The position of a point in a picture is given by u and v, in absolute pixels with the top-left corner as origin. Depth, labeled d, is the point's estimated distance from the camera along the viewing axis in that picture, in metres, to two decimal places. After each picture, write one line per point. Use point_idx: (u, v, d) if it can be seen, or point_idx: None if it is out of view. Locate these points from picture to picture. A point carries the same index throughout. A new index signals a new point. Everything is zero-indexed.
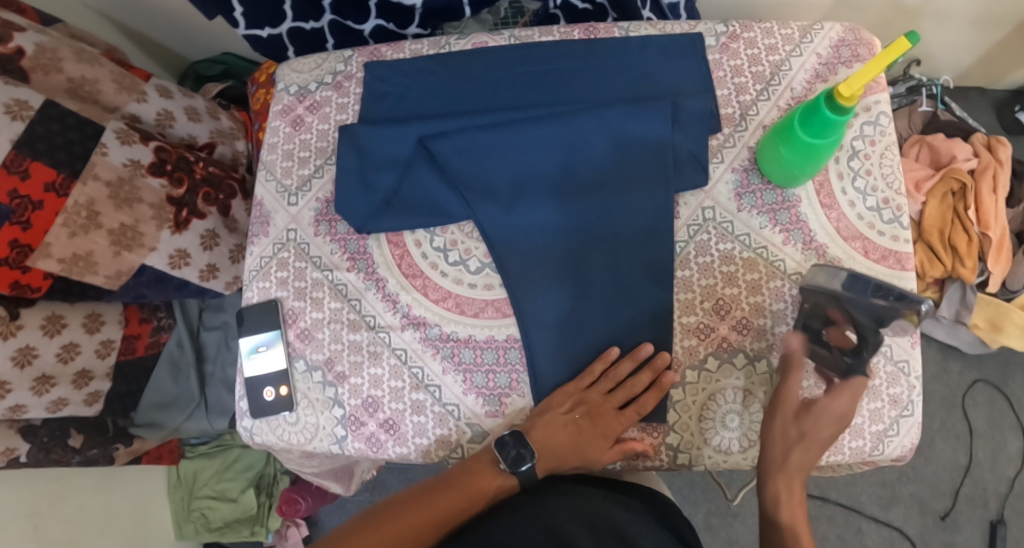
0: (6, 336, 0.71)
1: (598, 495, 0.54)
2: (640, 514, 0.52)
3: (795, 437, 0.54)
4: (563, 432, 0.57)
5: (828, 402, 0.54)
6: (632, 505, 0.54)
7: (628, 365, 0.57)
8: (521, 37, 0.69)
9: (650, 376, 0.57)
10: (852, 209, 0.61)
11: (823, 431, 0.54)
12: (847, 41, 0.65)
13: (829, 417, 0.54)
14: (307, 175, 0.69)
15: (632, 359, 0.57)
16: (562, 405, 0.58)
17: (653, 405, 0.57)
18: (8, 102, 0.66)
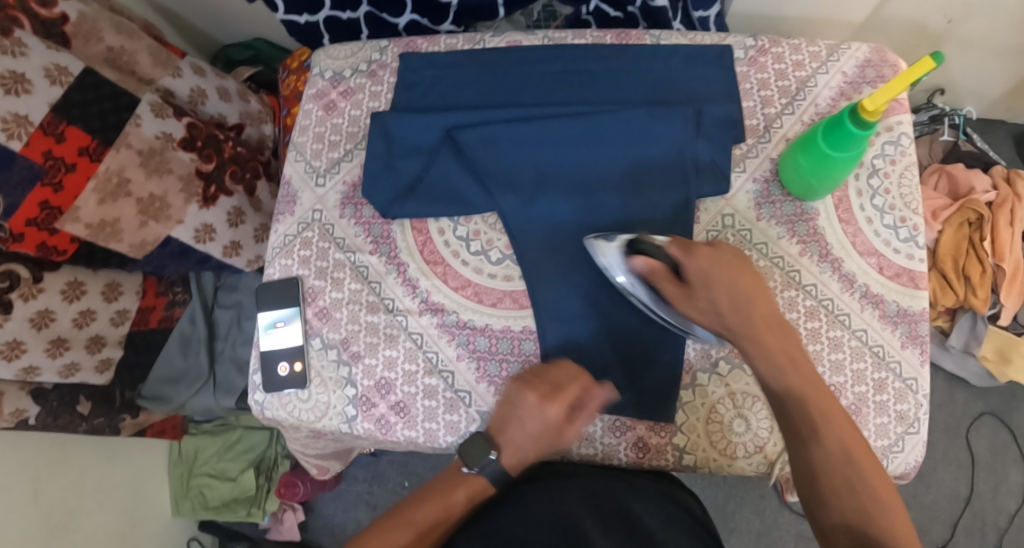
0: (27, 298, 0.73)
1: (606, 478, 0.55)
2: (655, 501, 0.53)
3: (711, 307, 0.52)
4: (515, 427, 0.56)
5: (728, 277, 0.52)
6: (648, 488, 0.55)
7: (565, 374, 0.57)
8: (553, 37, 0.71)
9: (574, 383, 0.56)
10: (870, 225, 0.61)
11: (763, 310, 0.52)
12: (873, 62, 0.66)
13: (732, 288, 0.52)
14: (336, 159, 0.70)
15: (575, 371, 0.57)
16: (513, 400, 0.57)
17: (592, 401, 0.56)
18: (48, 66, 0.67)
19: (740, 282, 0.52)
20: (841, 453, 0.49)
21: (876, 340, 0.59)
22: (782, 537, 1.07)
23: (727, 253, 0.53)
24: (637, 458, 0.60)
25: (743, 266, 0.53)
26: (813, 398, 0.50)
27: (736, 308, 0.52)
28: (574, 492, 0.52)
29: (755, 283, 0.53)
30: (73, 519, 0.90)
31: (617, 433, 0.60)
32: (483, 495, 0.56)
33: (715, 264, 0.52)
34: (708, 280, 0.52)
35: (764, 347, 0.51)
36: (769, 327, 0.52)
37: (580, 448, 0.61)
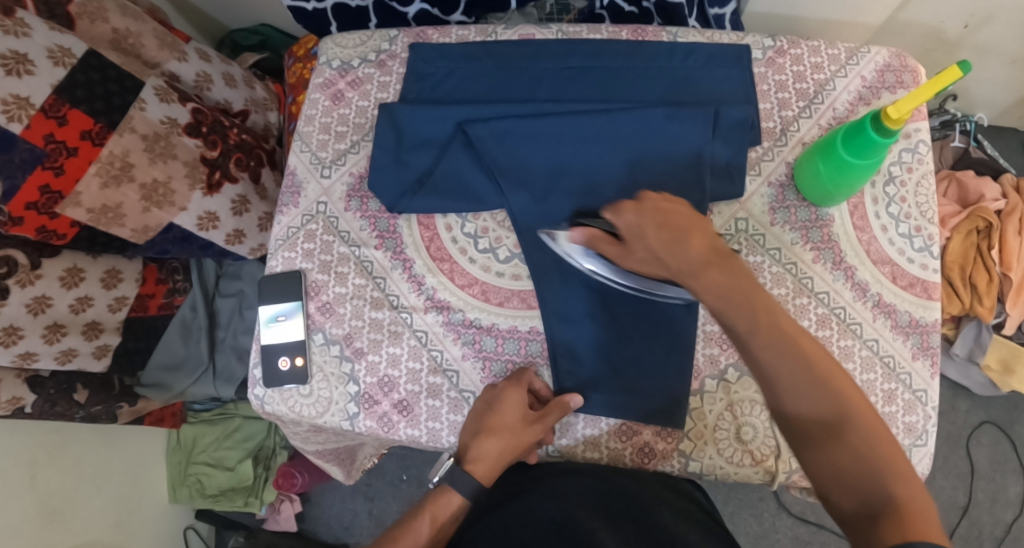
0: (24, 284, 0.72)
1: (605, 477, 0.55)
2: (648, 484, 0.55)
3: (649, 256, 0.47)
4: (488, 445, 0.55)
5: (656, 222, 0.46)
6: (641, 474, 0.57)
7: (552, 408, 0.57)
8: (568, 32, 0.69)
9: (552, 409, 0.56)
10: (884, 233, 0.60)
11: (700, 242, 0.45)
12: (892, 67, 0.64)
13: (661, 231, 0.46)
14: (343, 150, 0.69)
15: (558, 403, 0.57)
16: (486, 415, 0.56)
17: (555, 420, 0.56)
18: (51, 47, 0.65)
19: (671, 221, 0.46)
20: (811, 382, 0.40)
21: (886, 351, 0.58)
22: (779, 540, 1.07)
23: (656, 198, 0.48)
24: (641, 463, 0.59)
25: (671, 206, 0.47)
26: (770, 325, 0.41)
27: (669, 247, 0.45)
28: (568, 480, 0.54)
29: (687, 217, 0.47)
30: (70, 506, 0.90)
31: (623, 438, 0.59)
32: (448, 512, 0.53)
33: (642, 214, 0.47)
34: (640, 232, 0.47)
35: (709, 280, 0.43)
36: (708, 258, 0.44)
37: (585, 452, 0.60)
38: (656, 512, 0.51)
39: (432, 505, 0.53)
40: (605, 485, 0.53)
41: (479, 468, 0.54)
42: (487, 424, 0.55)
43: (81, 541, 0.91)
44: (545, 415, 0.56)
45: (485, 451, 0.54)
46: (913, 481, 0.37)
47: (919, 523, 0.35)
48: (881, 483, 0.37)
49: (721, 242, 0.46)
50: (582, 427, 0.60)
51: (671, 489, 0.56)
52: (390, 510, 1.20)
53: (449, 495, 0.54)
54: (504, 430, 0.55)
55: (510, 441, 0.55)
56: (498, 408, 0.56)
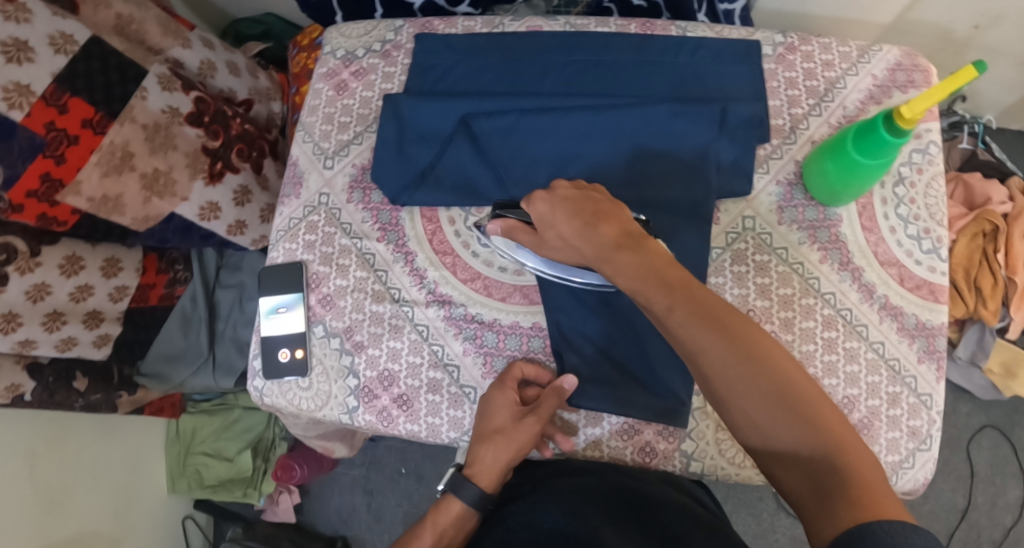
0: (23, 271, 0.71)
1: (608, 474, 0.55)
2: (651, 482, 0.54)
3: (563, 243, 0.49)
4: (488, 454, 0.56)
5: (569, 209, 0.48)
6: (645, 474, 0.56)
7: (550, 398, 0.56)
8: (575, 25, 0.68)
9: (546, 399, 0.56)
10: (893, 235, 0.60)
11: (611, 228, 0.46)
12: (903, 66, 0.63)
13: (575, 218, 0.47)
14: (346, 141, 0.68)
15: (556, 391, 0.56)
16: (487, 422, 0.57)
17: (552, 408, 0.56)
18: (52, 34, 0.64)
19: (585, 209, 0.48)
20: (736, 357, 0.40)
21: (892, 354, 0.57)
22: (778, 540, 1.07)
23: (566, 188, 0.50)
24: (644, 462, 0.58)
25: (585, 195, 0.49)
26: (687, 302, 0.41)
27: (582, 235, 0.47)
28: (570, 482, 0.54)
29: (599, 202, 0.48)
30: (68, 496, 0.89)
31: (624, 437, 0.59)
32: (447, 518, 0.57)
33: (553, 204, 0.49)
34: (552, 221, 0.49)
35: (623, 264, 0.44)
36: (618, 243, 0.46)
37: (587, 451, 0.60)
38: (659, 505, 0.50)
39: (435, 513, 0.57)
40: (607, 484, 0.53)
41: (480, 475, 0.57)
42: (482, 432, 0.56)
43: (79, 531, 0.90)
44: (537, 407, 0.56)
45: (482, 457, 0.56)
46: (846, 439, 0.38)
47: (865, 484, 0.36)
48: (816, 450, 0.38)
49: (632, 223, 0.48)
50: (584, 425, 0.59)
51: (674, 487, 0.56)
52: (388, 503, 1.20)
53: (450, 502, 0.57)
54: (496, 435, 0.56)
55: (504, 444, 0.56)
56: (488, 413, 0.56)
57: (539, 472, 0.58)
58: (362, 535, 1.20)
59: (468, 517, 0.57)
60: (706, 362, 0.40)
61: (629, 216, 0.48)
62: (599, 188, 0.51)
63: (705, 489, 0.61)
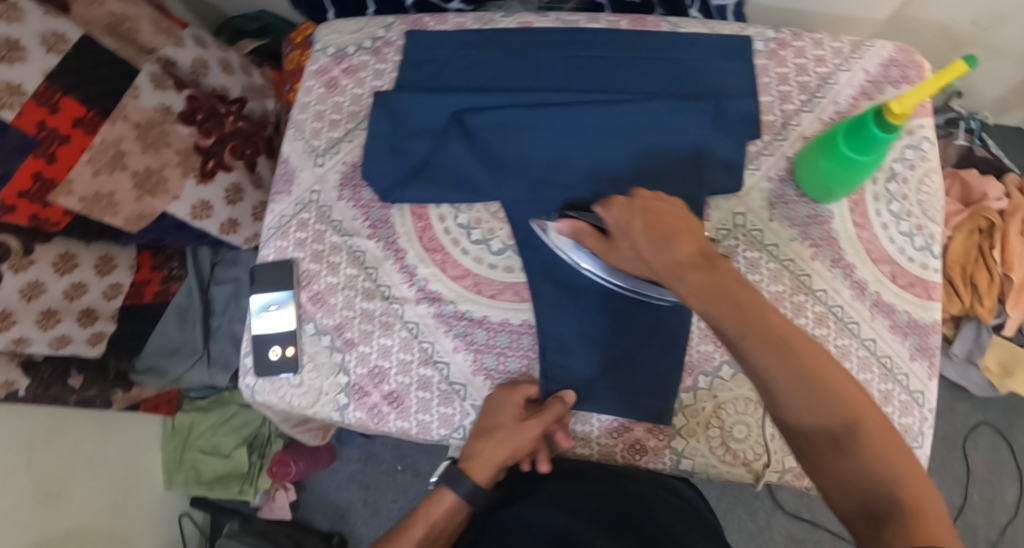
0: (17, 270, 0.71)
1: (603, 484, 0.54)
2: (643, 482, 0.55)
3: (632, 254, 0.49)
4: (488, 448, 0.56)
5: (646, 220, 0.47)
6: (636, 473, 0.56)
7: (556, 405, 0.56)
8: (567, 21, 0.68)
9: (552, 405, 0.56)
10: (885, 232, 0.59)
11: (686, 245, 0.45)
12: (897, 62, 0.63)
13: (651, 229, 0.47)
14: (337, 138, 0.68)
15: (560, 399, 0.56)
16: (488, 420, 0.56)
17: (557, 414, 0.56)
18: (44, 33, 0.64)
19: (660, 221, 0.47)
20: (807, 385, 0.38)
21: (884, 351, 0.57)
22: (773, 538, 1.07)
23: (647, 196, 0.49)
24: (633, 460, 0.58)
25: (663, 206, 0.48)
26: (761, 327, 0.40)
27: (655, 248, 0.46)
28: (563, 484, 0.54)
29: (674, 218, 0.47)
30: (65, 491, 0.89)
31: (614, 435, 0.58)
32: (441, 510, 0.56)
33: (634, 210, 0.48)
34: (627, 229, 0.48)
35: (694, 284, 0.43)
36: (692, 260, 0.44)
37: (577, 448, 0.59)
38: (653, 511, 0.51)
39: (428, 504, 0.56)
40: (603, 487, 0.53)
41: (476, 467, 0.56)
42: (483, 428, 0.56)
43: (74, 527, 0.90)
44: (543, 412, 0.56)
45: (480, 451, 0.56)
46: (918, 483, 0.35)
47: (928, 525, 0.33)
48: (883, 485, 0.35)
49: (708, 244, 0.46)
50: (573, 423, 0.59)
51: (669, 490, 0.55)
52: (385, 500, 1.20)
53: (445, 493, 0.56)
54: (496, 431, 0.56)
55: (504, 442, 0.55)
56: (491, 412, 0.56)
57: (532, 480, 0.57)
58: (359, 533, 1.20)
59: (461, 511, 0.56)
60: (776, 386, 0.38)
61: (705, 235, 0.47)
62: (680, 201, 0.50)
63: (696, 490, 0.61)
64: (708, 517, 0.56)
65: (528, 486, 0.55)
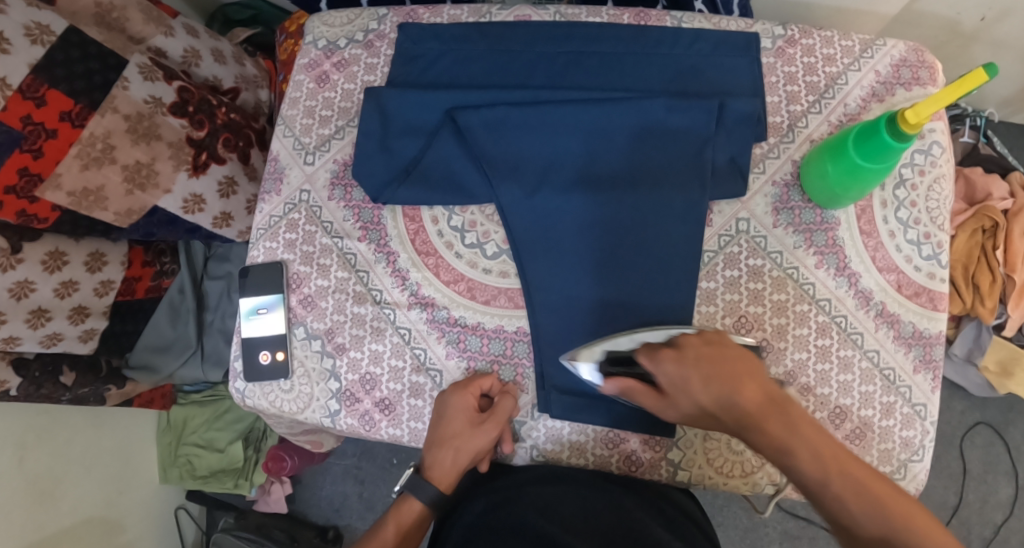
0: (5, 268, 0.69)
1: (601, 493, 0.53)
2: (641, 495, 0.53)
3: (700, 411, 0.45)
4: (447, 454, 0.56)
5: (703, 374, 0.44)
6: (636, 481, 0.55)
7: (507, 402, 0.56)
8: (566, 14, 0.66)
9: (498, 405, 0.56)
10: (892, 239, 0.57)
11: (752, 393, 0.43)
12: (908, 62, 0.61)
13: (708, 382, 0.44)
14: (327, 135, 0.66)
15: (510, 395, 0.57)
16: (445, 428, 0.56)
17: (508, 412, 0.56)
18: (28, 24, 0.62)
19: (720, 369, 0.44)
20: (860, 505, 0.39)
21: (887, 363, 0.56)
22: (768, 534, 1.07)
23: (695, 342, 0.46)
24: (628, 471, 0.57)
25: (717, 350, 0.45)
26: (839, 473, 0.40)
27: (720, 401, 0.43)
28: (560, 489, 0.53)
29: (732, 361, 0.45)
30: (60, 487, 0.89)
31: (610, 445, 0.57)
32: (411, 518, 0.56)
33: (685, 364, 0.45)
34: (686, 387, 0.45)
35: (772, 434, 0.42)
36: (765, 409, 0.42)
37: (571, 458, 0.58)
38: (651, 523, 0.51)
39: (397, 511, 0.56)
40: (599, 492, 0.53)
41: (437, 473, 0.56)
42: (439, 435, 0.56)
43: (69, 523, 0.90)
44: (494, 413, 0.56)
45: (441, 459, 0.56)
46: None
47: None
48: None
49: (776, 386, 0.44)
50: (568, 433, 0.58)
51: (665, 497, 0.55)
52: (380, 493, 1.20)
53: (411, 501, 0.56)
54: (453, 439, 0.56)
55: (462, 448, 0.56)
56: (444, 417, 0.55)
57: (519, 474, 0.56)
58: (354, 526, 1.20)
59: (431, 515, 0.57)
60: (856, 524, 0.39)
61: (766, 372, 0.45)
62: (724, 336, 0.47)
63: (694, 497, 0.60)
64: (701, 524, 0.55)
65: (516, 489, 0.54)
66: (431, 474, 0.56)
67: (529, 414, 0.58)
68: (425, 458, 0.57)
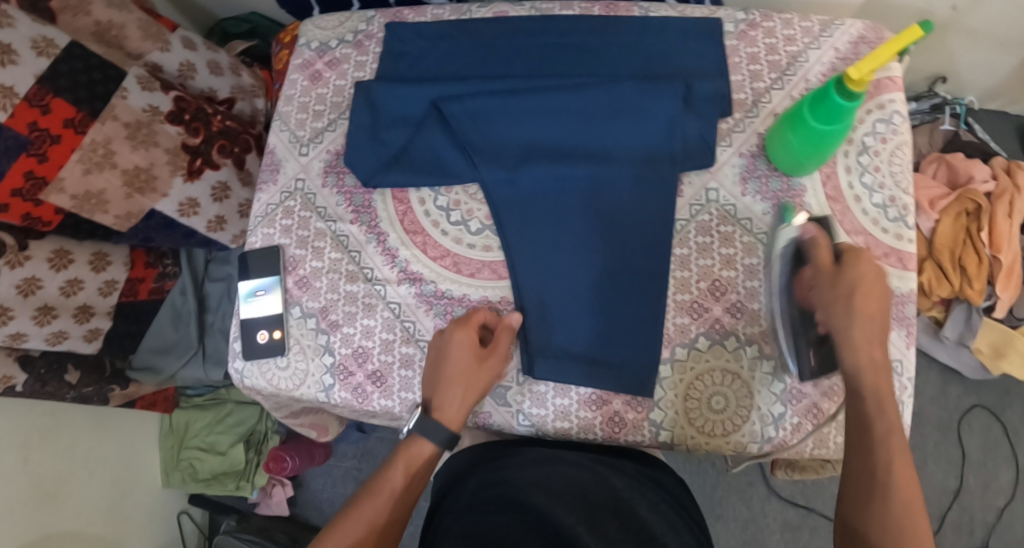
0: (13, 265, 0.72)
1: (595, 469, 0.55)
2: (630, 478, 0.55)
3: (833, 297, 0.50)
4: (458, 392, 0.55)
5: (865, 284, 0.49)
6: (628, 468, 0.57)
7: (505, 335, 0.58)
8: (540, 9, 0.70)
9: (495, 338, 0.58)
10: (858, 203, 0.60)
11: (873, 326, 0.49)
12: (866, 39, 0.64)
13: (857, 297, 0.49)
14: (320, 128, 0.70)
15: (507, 327, 0.58)
16: (454, 364, 0.56)
17: (506, 345, 0.58)
18: (35, 38, 0.66)
19: (864, 299, 0.49)
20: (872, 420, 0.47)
21: None
22: (768, 524, 1.07)
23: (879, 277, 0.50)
24: (611, 433, 0.59)
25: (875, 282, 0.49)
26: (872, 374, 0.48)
27: (852, 309, 0.49)
28: (552, 472, 0.54)
29: (882, 306, 0.49)
30: (63, 488, 0.91)
31: (593, 407, 0.59)
32: (420, 461, 0.55)
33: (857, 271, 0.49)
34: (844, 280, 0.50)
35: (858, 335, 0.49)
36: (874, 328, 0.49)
37: (556, 422, 0.59)
38: (639, 507, 0.52)
39: (405, 454, 0.55)
40: (588, 477, 0.54)
41: (448, 415, 0.55)
42: (445, 373, 0.55)
43: (72, 525, 0.91)
44: (495, 346, 0.57)
45: (450, 399, 0.55)
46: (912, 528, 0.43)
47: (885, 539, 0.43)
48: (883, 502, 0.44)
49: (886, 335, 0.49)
50: (552, 397, 0.60)
51: (655, 485, 0.57)
52: None
53: (421, 444, 0.55)
54: (460, 376, 0.55)
55: (471, 384, 0.55)
56: (451, 354, 0.56)
57: (517, 455, 0.57)
58: None
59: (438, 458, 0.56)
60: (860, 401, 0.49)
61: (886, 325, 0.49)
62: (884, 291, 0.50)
63: (677, 476, 0.61)
64: (687, 509, 0.57)
65: (506, 473, 0.54)
66: (443, 416, 0.55)
67: (514, 379, 0.60)
68: (433, 401, 0.55)
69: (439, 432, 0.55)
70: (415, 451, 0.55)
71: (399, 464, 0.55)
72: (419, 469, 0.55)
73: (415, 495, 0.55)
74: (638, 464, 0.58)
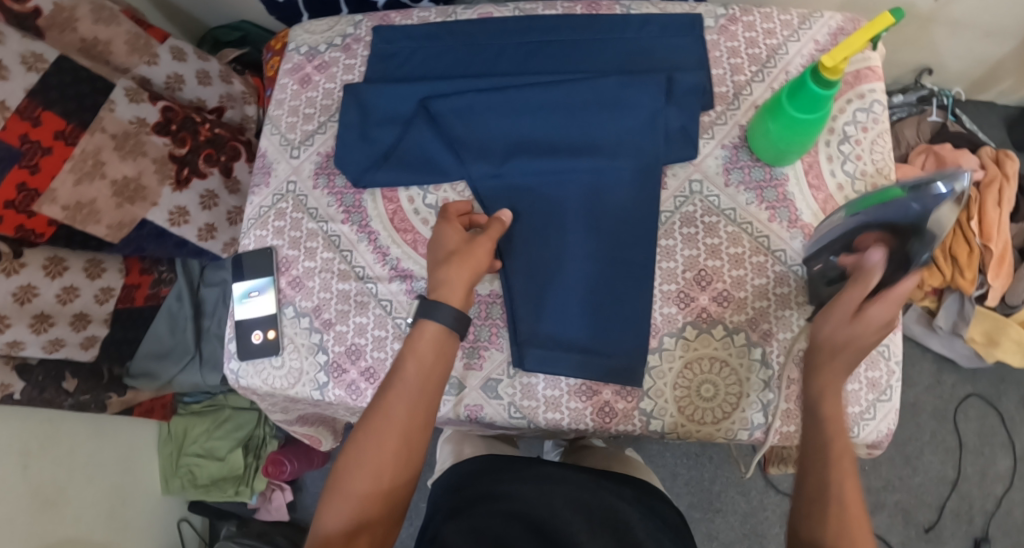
0: (9, 273, 0.73)
1: (598, 490, 0.56)
2: (628, 503, 0.55)
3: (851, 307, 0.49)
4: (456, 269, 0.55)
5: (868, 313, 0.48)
6: (625, 494, 0.57)
7: (497, 226, 0.58)
8: (524, 9, 0.71)
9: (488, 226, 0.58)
10: (840, 191, 0.61)
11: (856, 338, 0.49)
12: (845, 30, 0.65)
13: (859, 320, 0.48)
14: (310, 131, 0.71)
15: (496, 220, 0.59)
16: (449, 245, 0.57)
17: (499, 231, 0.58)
18: (24, 53, 0.67)
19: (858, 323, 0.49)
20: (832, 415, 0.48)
21: None
22: (767, 517, 1.08)
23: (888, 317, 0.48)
24: (602, 423, 0.59)
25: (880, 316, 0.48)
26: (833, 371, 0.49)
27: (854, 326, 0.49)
28: (555, 487, 0.55)
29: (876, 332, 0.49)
30: (63, 495, 0.91)
31: (584, 398, 0.59)
32: (424, 341, 0.53)
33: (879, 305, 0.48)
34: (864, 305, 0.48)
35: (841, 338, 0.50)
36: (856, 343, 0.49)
37: (547, 414, 0.60)
38: (633, 524, 0.52)
39: (412, 343, 0.53)
40: (590, 495, 0.54)
41: (447, 291, 0.54)
42: (440, 255, 0.56)
43: (73, 533, 0.92)
44: (486, 230, 0.58)
45: (446, 276, 0.54)
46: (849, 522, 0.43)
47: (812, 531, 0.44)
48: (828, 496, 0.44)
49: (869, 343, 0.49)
50: (543, 388, 0.60)
51: (652, 513, 0.56)
52: None
53: (432, 326, 0.53)
54: (454, 255, 0.56)
55: (465, 260, 0.55)
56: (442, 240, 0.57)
57: (522, 468, 0.59)
58: None
59: (448, 341, 0.53)
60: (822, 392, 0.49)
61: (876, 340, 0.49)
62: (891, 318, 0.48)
63: (671, 505, 0.60)
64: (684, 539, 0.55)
65: (511, 486, 0.55)
66: (442, 295, 0.54)
67: (504, 372, 0.61)
68: (432, 284, 0.55)
69: (440, 315, 0.53)
70: (421, 337, 0.53)
71: (412, 363, 0.52)
72: (434, 363, 0.53)
73: (433, 385, 0.52)
74: (633, 494, 0.58)
